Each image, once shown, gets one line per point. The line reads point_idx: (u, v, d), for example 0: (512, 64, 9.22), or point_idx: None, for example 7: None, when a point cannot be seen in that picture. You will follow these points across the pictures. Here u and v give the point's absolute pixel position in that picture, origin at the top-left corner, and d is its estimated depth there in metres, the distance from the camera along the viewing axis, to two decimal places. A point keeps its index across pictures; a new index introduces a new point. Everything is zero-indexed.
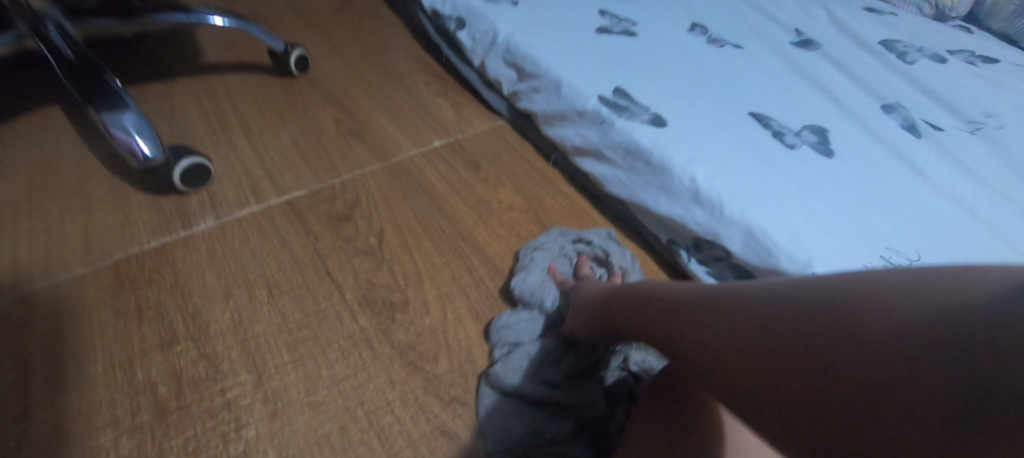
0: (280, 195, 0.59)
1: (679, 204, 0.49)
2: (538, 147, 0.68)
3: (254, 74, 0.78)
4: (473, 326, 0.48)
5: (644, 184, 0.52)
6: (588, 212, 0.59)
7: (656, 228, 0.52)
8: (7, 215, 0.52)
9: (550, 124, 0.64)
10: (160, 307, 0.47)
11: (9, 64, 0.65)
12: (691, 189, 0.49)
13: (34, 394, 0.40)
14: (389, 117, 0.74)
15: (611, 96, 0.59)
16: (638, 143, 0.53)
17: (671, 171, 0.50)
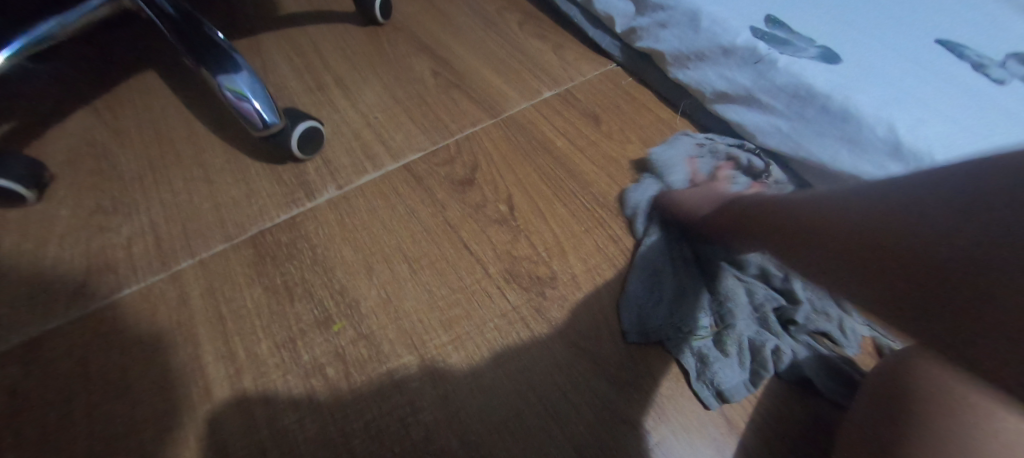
0: (396, 159, 0.56)
1: (868, 158, 0.45)
2: (663, 96, 0.63)
3: (337, 21, 0.72)
4: None
5: (817, 134, 0.48)
6: None
7: (828, 184, 0.48)
8: (137, 191, 0.51)
9: (681, 66, 0.58)
10: (306, 284, 0.45)
11: (102, 30, 0.63)
12: (886, 140, 0.44)
13: (208, 376, 0.40)
14: (489, 65, 0.68)
15: (766, 29, 0.53)
16: (811, 86, 0.48)
17: (855, 118, 0.46)
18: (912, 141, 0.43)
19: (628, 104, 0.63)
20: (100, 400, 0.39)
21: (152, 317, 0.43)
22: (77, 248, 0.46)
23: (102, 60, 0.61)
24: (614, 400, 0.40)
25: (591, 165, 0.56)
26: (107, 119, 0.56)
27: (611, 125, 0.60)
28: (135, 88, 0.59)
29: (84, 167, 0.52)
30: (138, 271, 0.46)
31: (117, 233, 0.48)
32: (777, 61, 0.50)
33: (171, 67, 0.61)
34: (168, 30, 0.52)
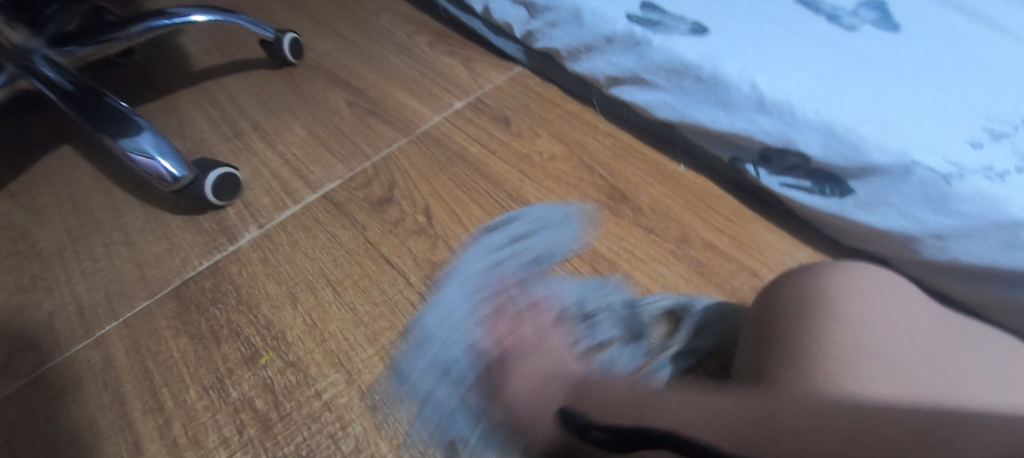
0: (315, 190, 0.58)
1: (741, 117, 0.47)
2: (567, 89, 0.64)
3: (251, 70, 0.74)
4: (547, 285, 0.47)
5: (697, 102, 0.50)
6: (636, 145, 0.57)
7: (719, 147, 0.51)
8: (57, 261, 0.51)
9: (575, 59, 0.60)
10: (232, 324, 0.46)
11: (10, 112, 0.64)
12: (753, 98, 0.46)
13: (139, 428, 0.41)
14: (401, 87, 0.70)
15: (640, 13, 0.55)
16: (682, 59, 0.50)
17: (724, 83, 0.48)
18: (776, 95, 0.46)
19: (537, 103, 0.64)
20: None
21: (78, 384, 0.43)
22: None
23: (14, 141, 0.61)
24: None
25: (504, 164, 0.57)
26: (23, 200, 0.56)
27: (521, 124, 0.61)
28: (49, 164, 0.59)
29: (2, 248, 0.52)
30: (63, 341, 0.46)
31: (40, 307, 0.48)
32: (652, 41, 0.53)
33: (82, 139, 0.61)
34: (65, 104, 0.53)
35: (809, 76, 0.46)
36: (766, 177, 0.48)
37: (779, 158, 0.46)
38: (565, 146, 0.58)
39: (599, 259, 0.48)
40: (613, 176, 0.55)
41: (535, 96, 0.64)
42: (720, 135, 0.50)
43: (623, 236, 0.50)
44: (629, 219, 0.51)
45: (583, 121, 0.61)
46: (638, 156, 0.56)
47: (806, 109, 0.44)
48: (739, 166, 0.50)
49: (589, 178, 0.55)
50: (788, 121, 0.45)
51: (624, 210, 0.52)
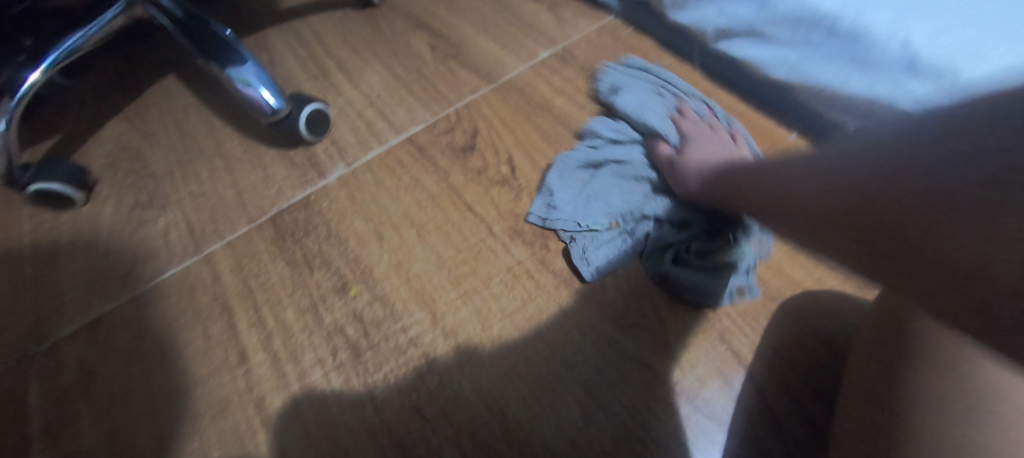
0: (399, 132, 0.59)
1: (883, 78, 0.43)
2: (663, 42, 0.61)
3: (337, 8, 0.74)
4: (632, 249, 0.46)
5: (825, 60, 0.46)
6: (737, 106, 0.55)
7: (845, 113, 0.48)
8: (167, 182, 0.55)
9: (679, 8, 0.56)
10: (324, 256, 0.49)
11: (120, 39, 0.67)
12: (903, 58, 0.41)
13: (244, 341, 0.45)
14: (484, 32, 0.68)
15: None
16: (815, 10, 0.45)
17: (867, 39, 0.42)
18: (933, 56, 0.40)
19: (629, 55, 0.60)
20: (150, 373, 0.44)
21: (189, 296, 0.47)
22: (122, 240, 0.51)
23: (126, 66, 0.65)
24: (621, 341, 0.42)
25: (590, 119, 0.55)
26: (135, 123, 0.60)
27: (610, 78, 0.59)
28: (158, 90, 0.63)
29: (121, 167, 0.57)
30: (176, 255, 0.50)
31: (155, 224, 0.52)
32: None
33: (185, 68, 0.65)
34: (177, 31, 0.55)
35: (973, 31, 0.39)
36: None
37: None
38: (656, 104, 0.55)
39: None
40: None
41: (627, 49, 0.61)
42: (848, 100, 0.46)
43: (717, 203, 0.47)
44: None
45: (677, 79, 0.57)
46: (734, 120, 0.54)
47: (968, 76, 0.39)
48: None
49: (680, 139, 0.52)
50: (947, 84, 0.40)
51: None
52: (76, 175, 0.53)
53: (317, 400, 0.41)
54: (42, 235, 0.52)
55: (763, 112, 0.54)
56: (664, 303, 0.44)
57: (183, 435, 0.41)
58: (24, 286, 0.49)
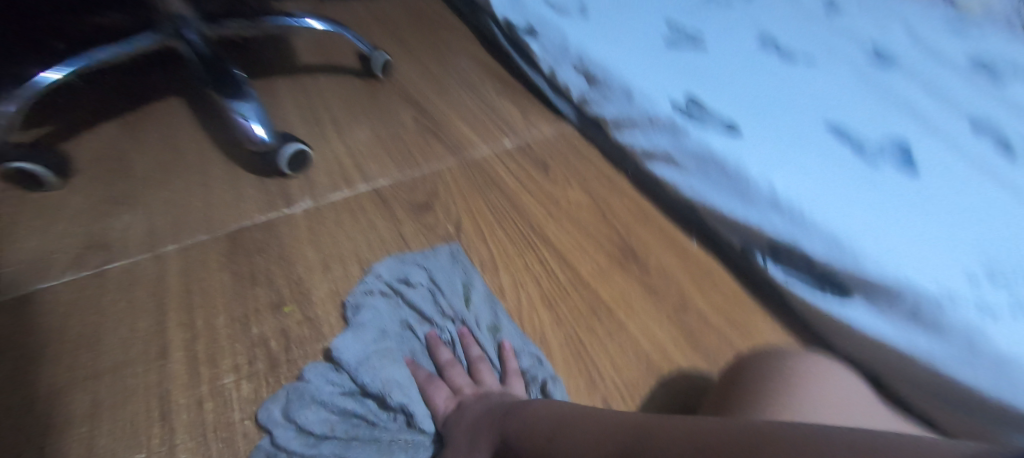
0: (367, 182, 0.66)
1: (757, 210, 0.53)
2: (606, 154, 0.69)
3: (341, 75, 0.86)
4: (545, 313, 0.51)
5: (717, 189, 0.56)
6: (656, 221, 0.60)
7: (730, 233, 0.56)
8: (142, 185, 0.60)
9: (618, 129, 0.66)
10: (268, 274, 0.53)
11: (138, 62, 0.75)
12: (770, 196, 0.52)
13: (170, 339, 0.47)
14: (462, 118, 0.79)
15: (683, 105, 0.62)
16: (712, 151, 0.57)
17: (746, 178, 0.54)
18: (789, 198, 0.51)
19: (576, 158, 0.69)
20: (67, 353, 0.45)
21: (131, 287, 0.50)
22: (81, 228, 0.55)
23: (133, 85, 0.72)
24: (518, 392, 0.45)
25: (534, 202, 0.62)
26: (129, 131, 0.66)
27: (557, 171, 0.67)
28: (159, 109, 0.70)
29: (102, 166, 0.61)
30: (129, 250, 0.53)
31: (119, 220, 0.56)
32: (692, 130, 0.59)
33: (190, 94, 0.72)
34: (197, 65, 0.64)
35: (816, 187, 0.52)
36: (771, 268, 0.53)
37: (787, 254, 0.51)
38: (592, 200, 0.63)
39: (598, 304, 0.52)
40: (628, 237, 0.59)
41: (577, 150, 0.70)
42: (734, 222, 0.55)
43: (625, 289, 0.54)
44: (633, 275, 0.55)
45: (612, 182, 0.65)
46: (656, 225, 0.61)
47: (815, 216, 0.49)
48: (749, 254, 0.55)
49: (607, 231, 0.58)
50: (799, 221, 0.50)
51: (631, 266, 0.56)
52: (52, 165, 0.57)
53: (221, 401, 0.43)
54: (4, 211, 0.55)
55: (673, 219, 0.61)
56: (566, 362, 0.48)
57: (78, 415, 0.41)
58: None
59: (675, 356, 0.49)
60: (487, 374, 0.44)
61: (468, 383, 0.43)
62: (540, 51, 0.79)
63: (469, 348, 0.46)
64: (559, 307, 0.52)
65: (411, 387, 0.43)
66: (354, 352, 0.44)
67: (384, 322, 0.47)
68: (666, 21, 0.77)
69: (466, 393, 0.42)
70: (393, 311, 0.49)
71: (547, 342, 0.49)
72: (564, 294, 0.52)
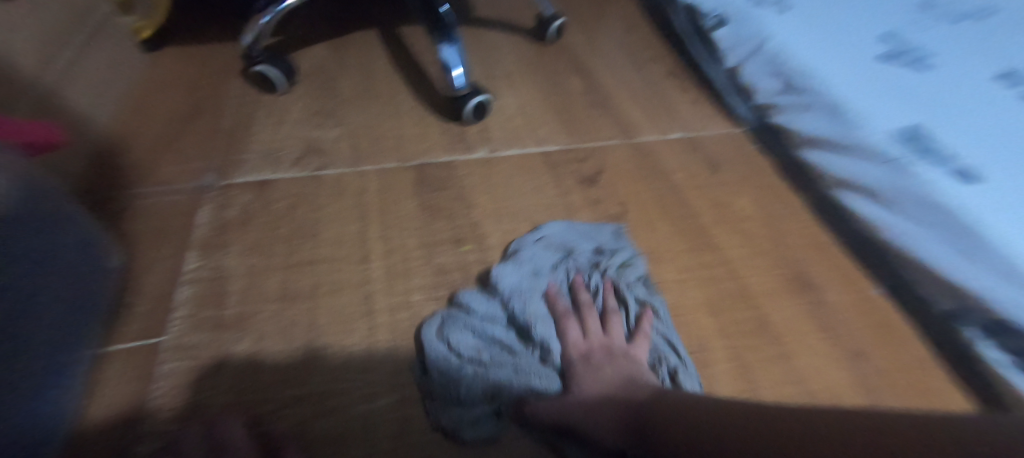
0: (539, 145, 0.70)
1: (987, 278, 0.44)
2: (789, 172, 0.65)
3: (519, 35, 0.91)
4: (708, 320, 0.50)
5: (938, 241, 0.48)
6: (834, 248, 0.56)
7: (939, 292, 0.48)
8: (353, 112, 0.78)
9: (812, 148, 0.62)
10: (450, 210, 0.61)
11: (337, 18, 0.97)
12: (1010, 266, 0.43)
13: (370, 248, 0.57)
14: (631, 97, 0.79)
15: (905, 134, 0.55)
16: (940, 196, 0.49)
17: (982, 237, 0.45)
18: None
19: (750, 166, 0.66)
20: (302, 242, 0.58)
21: (342, 195, 0.64)
22: (302, 133, 0.75)
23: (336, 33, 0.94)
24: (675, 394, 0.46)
25: (703, 201, 0.61)
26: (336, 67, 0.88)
27: (729, 176, 0.64)
28: (356, 46, 0.92)
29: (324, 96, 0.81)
30: (338, 160, 0.70)
31: (329, 132, 0.75)
32: (914, 167, 0.52)
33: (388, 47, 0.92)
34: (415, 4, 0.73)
35: None
36: (986, 349, 0.45)
37: (1015, 336, 0.43)
38: (764, 215, 0.60)
39: (765, 326, 0.49)
40: (799, 267, 0.55)
41: (748, 158, 0.67)
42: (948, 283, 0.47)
43: (795, 318, 0.50)
44: (803, 305, 0.51)
45: (789, 204, 0.61)
46: (834, 260, 0.55)
47: None
48: (952, 321, 0.48)
49: (777, 249, 0.56)
50: None
51: (804, 295, 0.52)
52: (285, 72, 0.80)
53: (413, 314, 0.51)
54: (249, 104, 0.80)
55: (857, 260, 0.55)
56: (725, 375, 0.46)
57: (302, 293, 0.53)
58: (226, 138, 0.74)
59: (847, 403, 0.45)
60: (618, 329, 0.47)
61: (600, 333, 0.47)
62: (728, 45, 0.75)
63: (607, 300, 0.49)
64: (723, 317, 0.50)
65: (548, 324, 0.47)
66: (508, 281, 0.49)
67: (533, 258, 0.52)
68: (889, 26, 0.67)
69: (596, 342, 0.46)
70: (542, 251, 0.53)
71: (707, 348, 0.48)
72: (727, 305, 0.51)
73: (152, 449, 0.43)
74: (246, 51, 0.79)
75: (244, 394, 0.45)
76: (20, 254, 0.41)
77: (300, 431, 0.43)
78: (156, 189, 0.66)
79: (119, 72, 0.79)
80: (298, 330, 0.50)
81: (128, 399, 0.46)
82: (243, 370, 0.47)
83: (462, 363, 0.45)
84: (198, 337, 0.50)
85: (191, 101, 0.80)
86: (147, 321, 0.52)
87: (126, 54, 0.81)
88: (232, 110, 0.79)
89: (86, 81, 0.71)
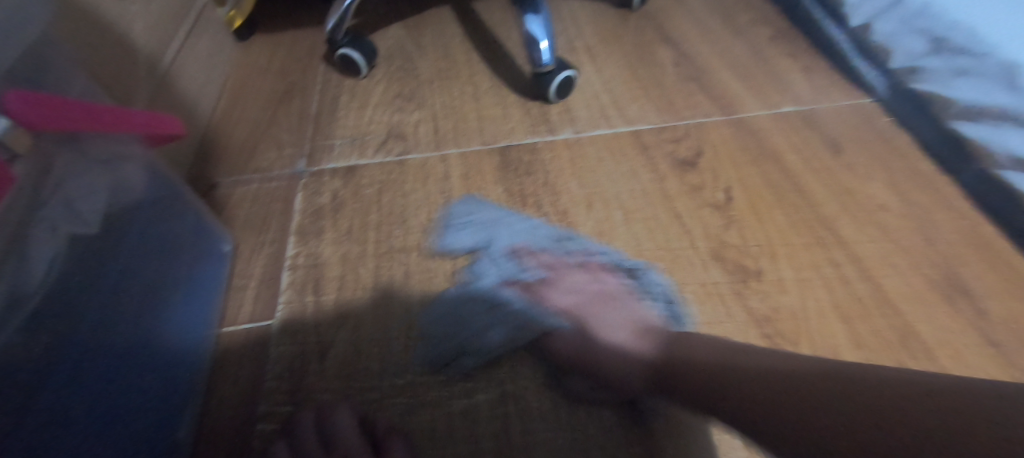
0: (629, 124, 0.66)
1: None
2: (932, 151, 0.56)
3: (602, 6, 0.86)
4: (839, 325, 0.43)
5: None
6: (1001, 242, 0.47)
7: None
8: (433, 93, 0.77)
9: (966, 118, 0.52)
10: (537, 197, 0.58)
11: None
12: None
13: (457, 235, 0.56)
14: (730, 67, 0.72)
15: None
16: None
17: None
18: None
19: (882, 145, 0.57)
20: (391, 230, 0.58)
21: (426, 180, 0.63)
22: (384, 117, 0.75)
23: (411, 11, 0.94)
24: None
25: (822, 186, 0.54)
26: (414, 46, 0.87)
27: (855, 157, 0.56)
28: (432, 24, 0.91)
29: (404, 79, 0.81)
30: (420, 144, 0.69)
31: (410, 115, 0.74)
32: None
33: (466, 25, 0.89)
34: None
35: None
36: None
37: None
38: (905, 203, 0.51)
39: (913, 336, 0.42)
40: (958, 265, 0.46)
41: (879, 136, 0.58)
42: None
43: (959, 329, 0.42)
44: (964, 314, 0.42)
45: (935, 187, 0.53)
46: (1000, 263, 0.46)
47: None
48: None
49: (923, 243, 0.48)
50: None
51: (962, 300, 0.44)
52: (367, 54, 0.80)
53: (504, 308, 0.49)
54: (333, 88, 0.82)
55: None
56: None
57: (396, 281, 0.53)
58: (313, 124, 0.76)
59: None
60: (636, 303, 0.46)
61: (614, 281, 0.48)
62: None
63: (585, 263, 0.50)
64: (857, 323, 0.43)
65: (566, 286, 0.48)
66: (509, 289, 0.50)
67: (503, 232, 0.54)
68: None
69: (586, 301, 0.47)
70: (509, 225, 0.55)
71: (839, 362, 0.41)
72: (864, 310, 0.44)
73: (271, 429, 0.45)
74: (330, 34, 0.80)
75: (351, 382, 0.46)
76: (136, 238, 0.46)
77: (405, 420, 0.44)
78: (255, 176, 0.69)
79: (219, 63, 0.83)
80: (393, 319, 0.50)
81: (244, 379, 0.49)
82: (341, 361, 0.48)
83: (454, 346, 0.46)
84: (307, 316, 0.52)
85: (282, 87, 0.83)
86: (256, 304, 0.55)
87: (224, 44, 0.85)
88: (317, 95, 0.81)
89: (191, 71, 0.75)
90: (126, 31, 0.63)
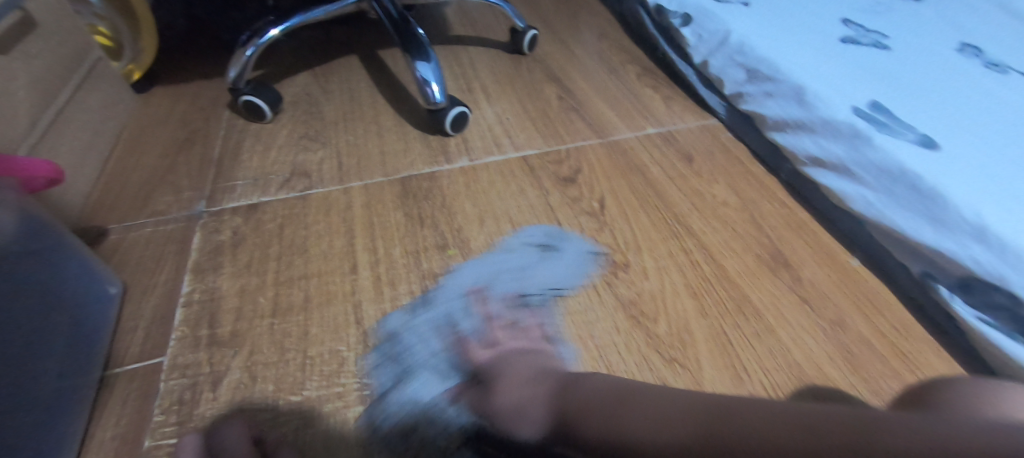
0: (518, 151, 0.72)
1: (951, 237, 0.46)
2: (764, 161, 0.66)
3: (496, 52, 0.95)
4: (689, 301, 0.51)
5: (903, 208, 0.50)
6: (810, 226, 0.57)
7: (908, 257, 0.49)
8: (337, 132, 0.81)
9: (780, 130, 0.63)
10: (434, 218, 0.63)
11: (322, 49, 1.02)
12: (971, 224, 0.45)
13: (358, 257, 0.59)
14: (604, 99, 0.81)
15: (866, 109, 0.58)
16: (903, 165, 0.51)
17: (943, 199, 0.48)
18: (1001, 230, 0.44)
19: (723, 156, 0.68)
20: (290, 260, 0.60)
21: (328, 211, 0.66)
22: (288, 156, 0.77)
23: (318, 61, 0.99)
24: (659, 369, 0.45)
25: (678, 192, 0.62)
26: (319, 91, 0.91)
27: (702, 165, 0.66)
28: (338, 71, 0.96)
29: (308, 122, 0.84)
30: (324, 179, 0.72)
31: (315, 153, 0.77)
32: (875, 138, 0.54)
33: (372, 71, 0.95)
34: (392, 29, 0.80)
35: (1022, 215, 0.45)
36: (959, 305, 0.45)
37: (985, 290, 0.43)
38: (740, 200, 0.61)
39: (746, 303, 0.50)
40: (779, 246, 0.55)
41: (721, 148, 0.69)
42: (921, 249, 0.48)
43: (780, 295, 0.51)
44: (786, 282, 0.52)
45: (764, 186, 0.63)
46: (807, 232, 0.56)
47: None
48: (926, 283, 0.47)
49: (755, 232, 0.57)
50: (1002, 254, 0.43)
51: (781, 273, 0.52)
52: (270, 100, 0.83)
53: (401, 318, 0.52)
54: (237, 132, 0.83)
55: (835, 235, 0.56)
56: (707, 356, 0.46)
57: (295, 305, 0.54)
58: (213, 167, 0.76)
59: (834, 375, 0.44)
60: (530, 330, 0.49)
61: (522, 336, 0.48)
62: (694, 42, 0.80)
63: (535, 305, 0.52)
64: (703, 296, 0.51)
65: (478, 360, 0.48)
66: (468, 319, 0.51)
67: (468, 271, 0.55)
68: (844, 19, 0.73)
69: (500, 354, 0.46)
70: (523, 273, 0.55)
71: (688, 330, 0.48)
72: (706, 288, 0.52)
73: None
74: (232, 83, 0.82)
75: (245, 405, 0.46)
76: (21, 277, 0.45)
77: (301, 433, 0.44)
78: (150, 220, 0.68)
79: (115, 114, 0.83)
80: (289, 340, 0.51)
81: (129, 418, 0.47)
82: (233, 388, 0.48)
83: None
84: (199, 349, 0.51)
85: (184, 133, 0.83)
86: (147, 342, 0.53)
87: (121, 96, 0.85)
88: (219, 139, 0.82)
89: (82, 122, 0.74)
90: (10, 82, 0.62)
